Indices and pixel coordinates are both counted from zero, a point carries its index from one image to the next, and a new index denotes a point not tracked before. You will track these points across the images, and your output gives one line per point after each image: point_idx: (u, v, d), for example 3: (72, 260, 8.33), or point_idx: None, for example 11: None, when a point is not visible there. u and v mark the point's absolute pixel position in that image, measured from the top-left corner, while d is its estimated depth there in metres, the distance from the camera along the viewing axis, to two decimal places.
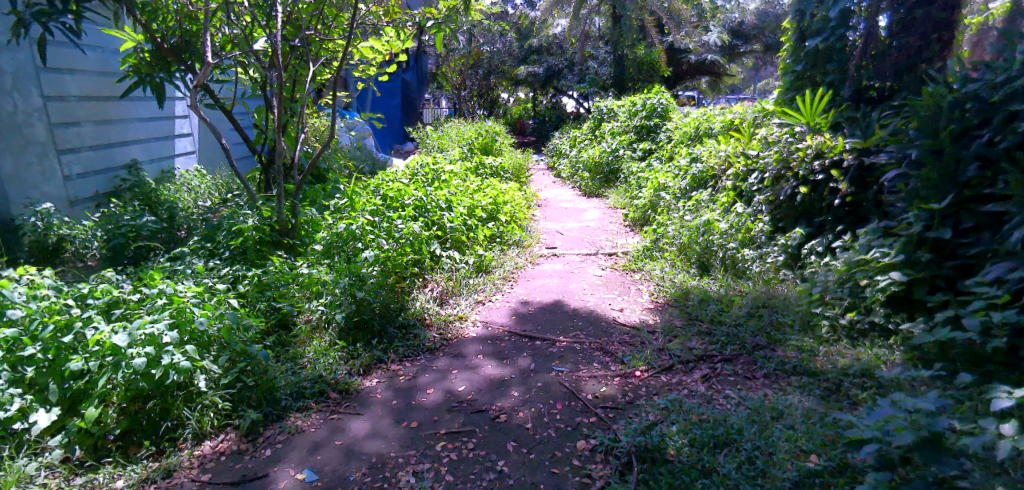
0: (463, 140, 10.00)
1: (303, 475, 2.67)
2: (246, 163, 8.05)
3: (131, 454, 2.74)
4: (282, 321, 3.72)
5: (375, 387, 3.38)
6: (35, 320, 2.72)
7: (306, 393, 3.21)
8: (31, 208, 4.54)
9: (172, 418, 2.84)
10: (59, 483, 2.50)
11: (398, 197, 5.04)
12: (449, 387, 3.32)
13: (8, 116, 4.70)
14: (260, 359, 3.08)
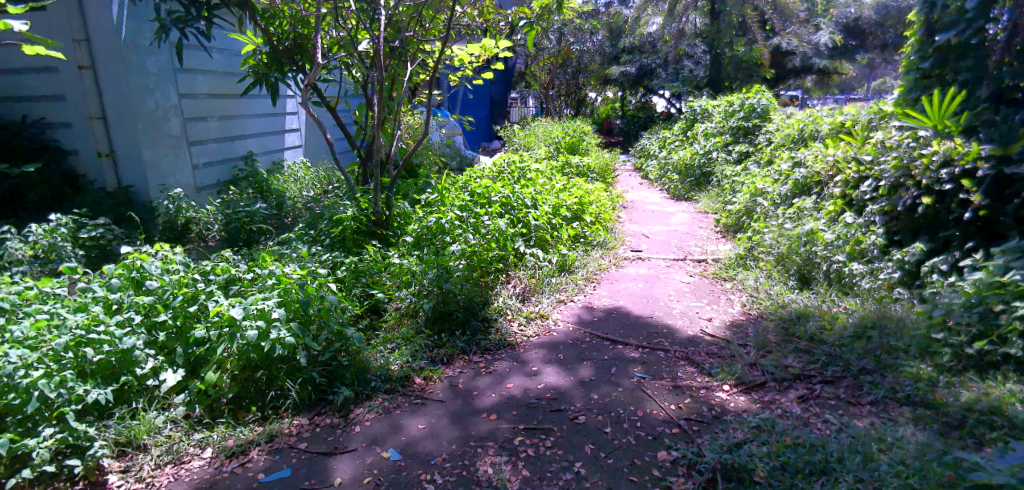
0: (551, 139, 9.98)
1: (387, 454, 2.76)
2: (347, 156, 8.47)
3: (240, 417, 2.96)
4: (374, 306, 3.91)
5: (457, 376, 3.45)
6: (167, 291, 2.98)
7: (393, 377, 3.31)
8: (165, 192, 5.00)
9: (275, 388, 3.03)
10: (181, 436, 2.78)
11: (486, 193, 5.10)
12: (531, 383, 3.33)
13: (149, 112, 5.17)
14: (355, 341, 3.20)
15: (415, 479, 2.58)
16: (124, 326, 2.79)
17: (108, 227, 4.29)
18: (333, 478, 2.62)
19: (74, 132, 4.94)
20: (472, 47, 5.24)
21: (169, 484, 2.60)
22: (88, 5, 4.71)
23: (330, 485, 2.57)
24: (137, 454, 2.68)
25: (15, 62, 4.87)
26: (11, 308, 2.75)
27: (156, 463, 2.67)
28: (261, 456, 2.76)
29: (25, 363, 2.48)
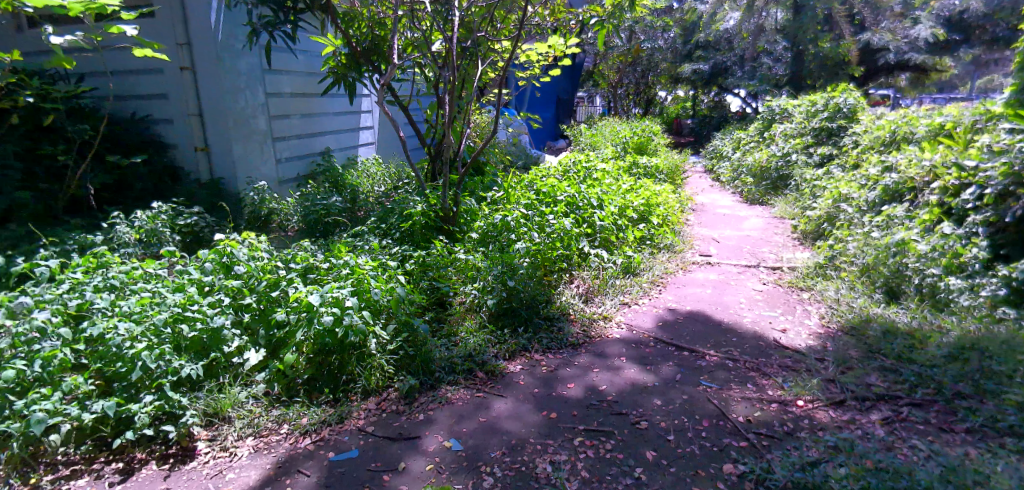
0: (618, 139, 9.80)
1: (448, 444, 2.77)
2: (418, 153, 8.65)
3: (314, 397, 3.06)
4: (440, 300, 3.91)
5: (519, 373, 3.40)
6: (252, 276, 3.10)
7: (456, 368, 3.32)
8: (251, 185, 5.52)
9: (347, 373, 3.11)
10: (262, 411, 2.90)
11: (551, 192, 5.08)
12: (594, 385, 3.25)
13: (240, 109, 5.60)
14: (422, 332, 3.27)
15: (474, 471, 2.58)
16: (214, 307, 2.93)
17: (201, 216, 4.85)
18: (397, 463, 2.65)
19: (174, 126, 5.60)
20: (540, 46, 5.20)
21: (249, 455, 2.72)
22: (190, 12, 5.20)
23: (393, 470, 2.60)
24: (222, 425, 2.82)
25: (131, 65, 5.61)
26: (121, 286, 3.05)
27: (238, 435, 2.80)
28: (331, 437, 2.84)
29: (130, 337, 2.67)
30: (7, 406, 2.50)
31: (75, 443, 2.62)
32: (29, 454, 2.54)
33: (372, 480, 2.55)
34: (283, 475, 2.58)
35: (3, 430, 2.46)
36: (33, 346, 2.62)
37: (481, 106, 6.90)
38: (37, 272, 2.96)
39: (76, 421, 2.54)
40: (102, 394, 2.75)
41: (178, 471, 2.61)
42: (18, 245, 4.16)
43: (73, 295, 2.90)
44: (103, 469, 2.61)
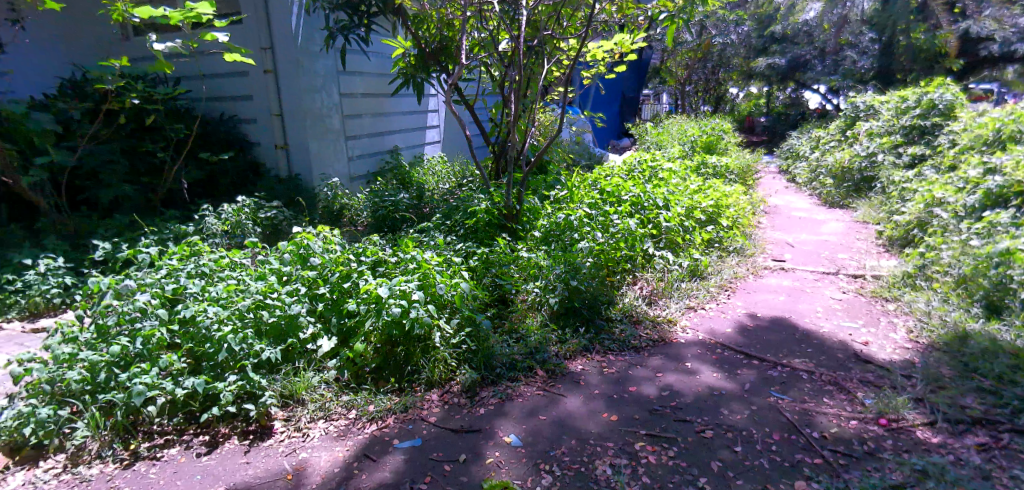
0: (686, 137, 9.50)
1: (509, 439, 2.75)
2: (482, 151, 8.71)
3: (380, 386, 3.13)
4: (502, 297, 3.95)
5: (580, 373, 3.34)
6: (326, 267, 3.24)
7: (517, 366, 3.29)
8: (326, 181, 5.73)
9: (413, 364, 3.17)
10: (332, 396, 2.96)
11: (615, 191, 4.97)
12: (654, 387, 3.17)
13: (318, 109, 5.82)
14: (485, 326, 3.27)
15: (534, 468, 2.55)
16: (292, 295, 3.06)
17: (280, 210, 5.11)
18: (459, 454, 2.65)
19: (258, 125, 5.93)
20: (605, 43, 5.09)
21: (321, 436, 2.78)
22: (274, 17, 5.46)
23: (455, 461, 2.61)
24: (297, 407, 2.90)
25: (218, 68, 5.95)
26: (210, 273, 3.22)
27: (311, 416, 2.87)
28: (395, 424, 2.87)
29: (217, 319, 2.81)
30: (113, 378, 2.68)
31: (168, 415, 2.76)
32: (129, 423, 2.69)
33: (434, 469, 2.56)
34: (351, 459, 2.63)
35: (106, 399, 2.63)
36: (134, 324, 2.82)
37: (546, 105, 6.85)
38: (139, 258, 3.21)
39: (171, 395, 2.69)
40: (192, 373, 2.88)
41: (256, 447, 2.69)
42: (125, 234, 4.77)
43: (168, 279, 3.08)
44: (192, 440, 2.72)
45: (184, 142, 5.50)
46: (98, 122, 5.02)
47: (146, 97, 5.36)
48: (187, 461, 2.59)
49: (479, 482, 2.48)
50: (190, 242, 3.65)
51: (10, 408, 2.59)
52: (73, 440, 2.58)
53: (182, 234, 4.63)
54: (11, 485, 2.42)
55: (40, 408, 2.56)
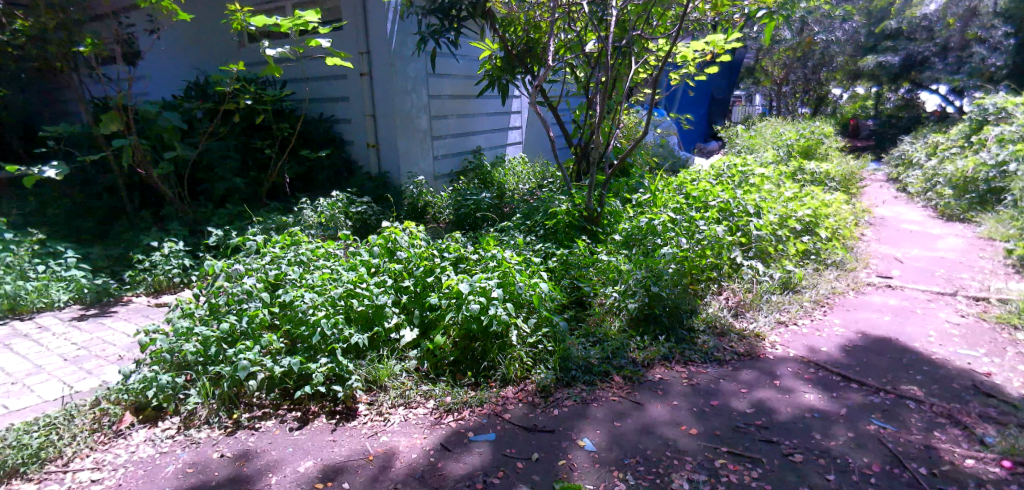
0: (781, 141, 9.11)
1: (582, 442, 2.76)
2: (564, 153, 8.80)
3: (458, 379, 3.23)
4: (580, 299, 3.98)
5: (659, 382, 3.30)
6: (411, 262, 3.43)
7: (592, 370, 3.29)
8: (412, 179, 5.99)
9: (489, 359, 3.24)
10: (412, 384, 3.11)
11: (703, 198, 4.69)
12: (740, 402, 3.10)
13: (408, 110, 6.09)
14: (561, 327, 3.34)
15: (607, 475, 2.54)
16: (379, 286, 3.28)
17: (370, 205, 5.41)
18: (532, 453, 2.69)
19: (353, 125, 6.31)
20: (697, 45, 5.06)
21: (401, 422, 2.92)
22: (371, 24, 5.81)
23: (527, 459, 2.65)
24: (379, 392, 3.07)
25: (321, 72, 6.40)
26: (308, 261, 3.49)
27: (392, 402, 3.02)
28: (471, 417, 2.95)
29: (313, 304, 3.05)
30: (222, 352, 2.97)
31: (266, 390, 3.00)
32: (232, 394, 2.94)
33: (507, 465, 2.62)
34: (427, 447, 2.73)
35: (215, 371, 2.91)
36: (241, 305, 3.11)
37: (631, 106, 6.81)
38: (248, 245, 3.55)
39: (269, 371, 2.93)
40: (288, 352, 3.14)
41: (342, 427, 2.87)
42: (235, 222, 5.23)
43: (271, 265, 3.38)
44: (285, 415, 2.94)
45: (288, 139, 5.95)
46: (217, 121, 5.53)
47: (257, 99, 5.86)
48: (281, 434, 2.81)
49: (551, 482, 2.51)
50: (292, 233, 3.97)
51: (138, 371, 2.92)
52: (186, 405, 2.86)
53: (284, 224, 5.03)
54: (136, 439, 2.73)
55: (160, 375, 2.85)
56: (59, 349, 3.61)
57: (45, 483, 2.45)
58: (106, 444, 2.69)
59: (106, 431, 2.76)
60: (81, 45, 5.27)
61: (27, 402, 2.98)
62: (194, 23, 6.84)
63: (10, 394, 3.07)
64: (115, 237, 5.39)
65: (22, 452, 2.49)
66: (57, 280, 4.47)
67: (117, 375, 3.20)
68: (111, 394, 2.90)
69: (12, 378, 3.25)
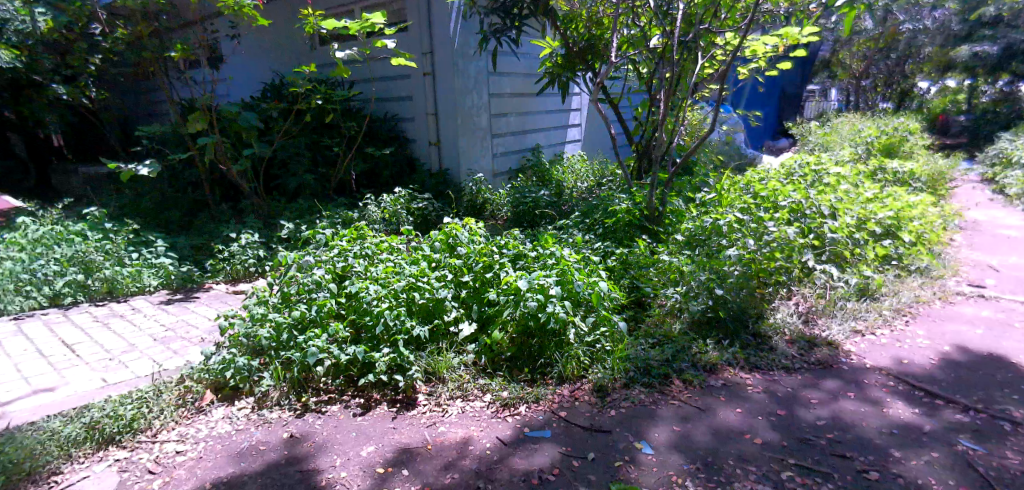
0: (861, 139, 8.66)
1: (639, 445, 2.73)
2: (625, 150, 8.76)
3: (514, 374, 3.27)
4: (639, 299, 4.02)
5: (721, 387, 3.22)
6: (471, 257, 3.54)
7: (651, 372, 3.24)
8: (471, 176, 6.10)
9: (545, 357, 3.29)
10: (470, 377, 3.20)
11: (774, 199, 4.35)
12: (808, 412, 2.99)
13: (468, 108, 6.21)
14: (621, 328, 3.35)
15: (667, 480, 2.50)
16: (440, 280, 3.40)
17: (430, 202, 5.57)
18: (588, 452, 2.68)
19: (416, 124, 6.50)
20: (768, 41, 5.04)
21: (459, 414, 2.99)
22: (435, 24, 5.96)
23: (583, 458, 2.64)
24: (438, 384, 3.16)
25: (386, 71, 6.61)
26: (372, 254, 3.65)
27: (450, 394, 3.11)
28: (527, 413, 2.99)
29: (377, 296, 3.20)
30: (292, 338, 3.13)
31: (332, 376, 3.16)
32: (301, 378, 3.10)
33: (563, 462, 2.62)
34: (483, 439, 2.79)
35: (286, 356, 3.09)
36: (311, 294, 3.31)
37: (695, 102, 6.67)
38: (318, 238, 3.76)
39: (335, 359, 3.07)
40: (352, 342, 3.26)
41: (402, 415, 2.97)
42: (306, 217, 5.50)
43: (339, 257, 3.55)
44: (349, 401, 3.08)
45: (355, 137, 6.17)
46: (290, 120, 5.85)
47: (327, 99, 6.15)
48: (345, 419, 2.94)
49: (607, 482, 2.50)
50: (359, 226, 4.16)
51: (218, 353, 3.14)
52: (260, 387, 3.04)
53: (349, 219, 5.25)
54: (215, 416, 2.93)
55: (238, 358, 3.07)
56: (149, 330, 3.93)
57: (137, 450, 2.67)
58: (189, 419, 2.90)
59: (190, 407, 2.98)
60: (172, 51, 5.71)
61: (123, 376, 3.27)
62: (274, 28, 7.29)
63: (109, 369, 3.38)
64: (198, 228, 5.79)
65: (117, 422, 2.73)
66: (148, 267, 4.85)
67: (200, 355, 3.47)
68: (195, 373, 3.14)
69: (111, 354, 3.57)
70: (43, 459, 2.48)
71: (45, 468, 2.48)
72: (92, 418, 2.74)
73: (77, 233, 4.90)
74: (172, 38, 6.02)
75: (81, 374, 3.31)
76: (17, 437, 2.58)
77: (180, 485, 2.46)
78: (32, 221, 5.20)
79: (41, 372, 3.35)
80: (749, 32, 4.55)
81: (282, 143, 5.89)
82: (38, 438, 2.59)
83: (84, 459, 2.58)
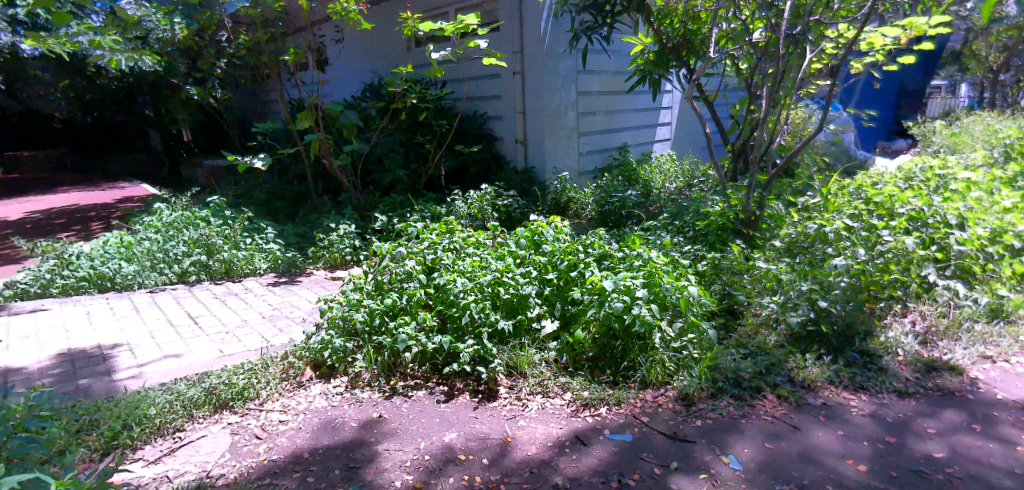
0: (999, 140, 7.77)
1: (727, 459, 2.58)
2: (719, 149, 8.50)
3: (596, 375, 3.24)
4: (731, 308, 3.83)
5: (820, 407, 3.00)
6: (556, 255, 3.58)
7: (742, 384, 3.08)
8: (557, 174, 6.20)
9: (629, 360, 3.23)
10: (550, 375, 3.19)
11: (889, 205, 3.87)
12: (906, 428, 2.83)
13: (555, 106, 6.29)
14: (710, 336, 3.18)
15: None
16: (525, 276, 3.48)
17: (515, 199, 5.71)
18: (671, 461, 2.57)
19: (503, 122, 6.66)
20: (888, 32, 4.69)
21: (538, 409, 3.00)
22: (526, 24, 6.09)
23: (666, 467, 2.54)
24: (519, 379, 3.20)
25: (477, 71, 6.82)
26: (460, 248, 3.82)
27: (530, 389, 3.12)
28: (608, 416, 2.93)
29: (463, 289, 3.35)
30: (383, 324, 3.38)
31: (419, 363, 3.32)
32: (390, 362, 3.30)
33: (643, 469, 2.52)
34: (562, 436, 2.76)
35: (378, 340, 3.32)
36: (402, 284, 3.54)
37: (799, 100, 6.32)
38: (410, 230, 3.98)
39: (422, 346, 3.24)
40: (438, 331, 3.45)
41: (483, 406, 3.03)
42: (398, 210, 5.82)
43: (428, 250, 3.76)
44: (434, 388, 3.21)
45: (445, 135, 6.47)
46: (387, 119, 6.21)
47: (421, 98, 6.46)
48: (430, 404, 3.05)
49: None
50: (447, 221, 4.35)
51: (317, 333, 3.44)
52: (353, 367, 3.27)
53: (438, 214, 5.50)
54: (313, 391, 3.18)
55: (335, 339, 3.33)
56: (259, 307, 4.33)
57: (247, 417, 2.95)
58: (290, 392, 3.16)
59: (292, 381, 3.26)
60: (286, 55, 6.23)
61: (237, 349, 3.63)
62: (376, 31, 7.72)
63: (225, 341, 3.76)
64: (303, 217, 6.27)
65: (231, 389, 3.05)
66: (259, 251, 5.32)
67: (302, 334, 3.78)
68: (297, 350, 3.45)
69: (227, 328, 3.97)
70: (169, 417, 2.81)
71: (171, 425, 2.80)
72: (210, 384, 3.08)
73: (202, 218, 5.48)
74: (286, 43, 6.56)
75: (203, 344, 3.71)
76: (151, 395, 2.96)
77: (279, 452, 2.66)
78: (165, 207, 5.86)
79: (171, 339, 3.79)
80: (865, 24, 4.27)
81: (379, 141, 6.27)
82: (167, 398, 2.94)
83: (202, 420, 2.89)
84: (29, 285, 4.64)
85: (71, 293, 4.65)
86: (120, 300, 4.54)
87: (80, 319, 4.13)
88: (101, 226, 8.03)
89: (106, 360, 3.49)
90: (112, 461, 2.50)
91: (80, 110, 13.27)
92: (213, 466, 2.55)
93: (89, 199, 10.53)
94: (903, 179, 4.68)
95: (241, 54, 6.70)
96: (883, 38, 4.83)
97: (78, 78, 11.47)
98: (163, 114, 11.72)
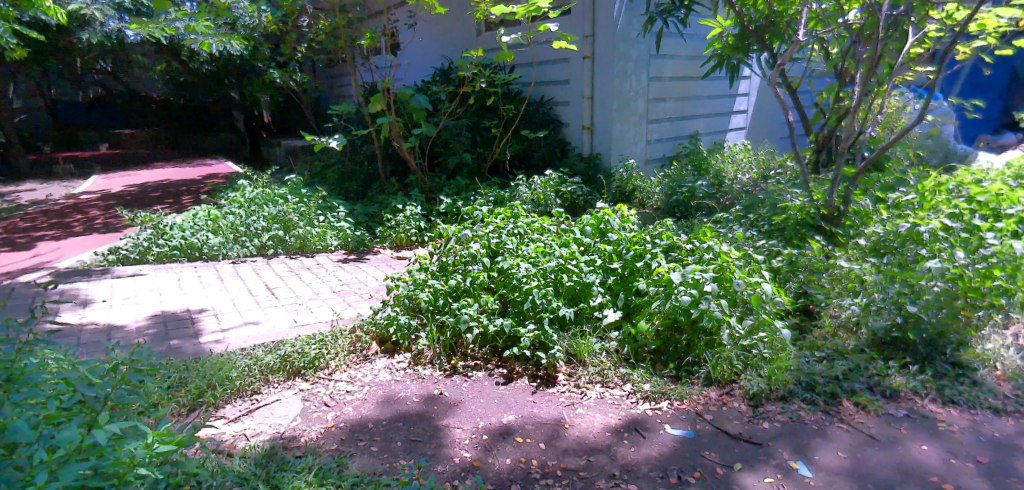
0: None
1: (796, 465, 2.47)
2: (800, 139, 8.11)
3: (658, 369, 3.19)
4: (807, 307, 3.56)
5: (903, 418, 2.82)
6: (622, 245, 3.56)
7: (816, 388, 2.96)
8: (623, 161, 6.12)
9: (695, 355, 3.14)
10: (611, 365, 3.19)
11: (996, 205, 3.47)
12: (981, 440, 2.67)
13: (625, 92, 6.19)
14: (783, 336, 2.97)
15: None
16: (589, 265, 3.49)
17: (579, 186, 5.73)
18: (735, 462, 2.49)
19: (571, 108, 6.62)
20: (1006, 13, 4.25)
21: (597, 399, 2.99)
22: (600, 8, 6.03)
23: (729, 467, 2.46)
24: (579, 366, 3.20)
25: (548, 56, 6.80)
26: (524, 233, 3.87)
27: (590, 378, 3.13)
28: (668, 410, 2.88)
29: (527, 274, 3.38)
30: (446, 304, 3.48)
31: (479, 344, 3.39)
32: (452, 342, 3.39)
33: (705, 467, 2.46)
34: (621, 428, 2.74)
35: (441, 319, 3.42)
36: (466, 266, 3.61)
37: (894, 88, 5.96)
38: (476, 214, 4.04)
39: (484, 328, 3.31)
40: (499, 315, 3.51)
41: (542, 391, 3.06)
42: (462, 194, 5.95)
43: (493, 234, 3.82)
44: (493, 369, 3.27)
45: (511, 121, 6.53)
46: (456, 103, 6.36)
47: (490, 83, 6.55)
48: (489, 386, 3.12)
49: None
50: (512, 205, 4.40)
51: (383, 309, 3.60)
52: (416, 345, 3.39)
53: (502, 198, 5.56)
54: (378, 365, 3.33)
55: (400, 316, 3.46)
56: (330, 282, 4.55)
57: (316, 384, 3.12)
58: (357, 364, 3.32)
59: (359, 354, 3.42)
60: (362, 40, 6.45)
61: (309, 319, 3.85)
62: (450, 15, 7.81)
63: (299, 312, 3.99)
64: (372, 197, 6.51)
65: (304, 358, 3.25)
66: (331, 229, 5.58)
67: (369, 309, 3.97)
68: (365, 324, 3.62)
69: (301, 299, 4.21)
70: (248, 380, 3.02)
71: (250, 387, 3.01)
72: (285, 351, 3.29)
73: (281, 195, 5.82)
74: (363, 27, 6.76)
75: (279, 313, 3.96)
76: (232, 359, 3.20)
77: (347, 420, 2.81)
78: (248, 183, 6.24)
79: (250, 307, 4.07)
80: (980, 2, 3.87)
81: (447, 125, 6.41)
82: (247, 362, 3.16)
83: (277, 384, 3.09)
84: (129, 251, 5.06)
85: (165, 260, 5.05)
86: (206, 269, 4.89)
87: (171, 284, 4.48)
88: (190, 199, 8.64)
89: (194, 323, 3.78)
90: (198, 417, 2.72)
91: (175, 90, 14.23)
92: (287, 428, 2.73)
93: (180, 174, 11.31)
94: (1011, 176, 4.25)
95: (320, 38, 6.95)
96: (1000, 20, 4.39)
97: (174, 61, 12.32)
98: (248, 96, 12.38)
